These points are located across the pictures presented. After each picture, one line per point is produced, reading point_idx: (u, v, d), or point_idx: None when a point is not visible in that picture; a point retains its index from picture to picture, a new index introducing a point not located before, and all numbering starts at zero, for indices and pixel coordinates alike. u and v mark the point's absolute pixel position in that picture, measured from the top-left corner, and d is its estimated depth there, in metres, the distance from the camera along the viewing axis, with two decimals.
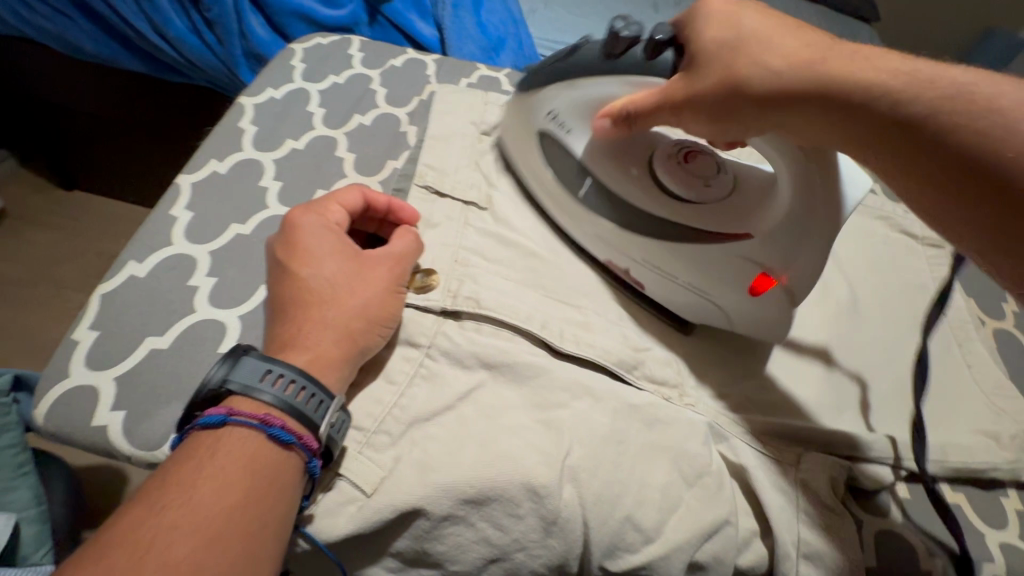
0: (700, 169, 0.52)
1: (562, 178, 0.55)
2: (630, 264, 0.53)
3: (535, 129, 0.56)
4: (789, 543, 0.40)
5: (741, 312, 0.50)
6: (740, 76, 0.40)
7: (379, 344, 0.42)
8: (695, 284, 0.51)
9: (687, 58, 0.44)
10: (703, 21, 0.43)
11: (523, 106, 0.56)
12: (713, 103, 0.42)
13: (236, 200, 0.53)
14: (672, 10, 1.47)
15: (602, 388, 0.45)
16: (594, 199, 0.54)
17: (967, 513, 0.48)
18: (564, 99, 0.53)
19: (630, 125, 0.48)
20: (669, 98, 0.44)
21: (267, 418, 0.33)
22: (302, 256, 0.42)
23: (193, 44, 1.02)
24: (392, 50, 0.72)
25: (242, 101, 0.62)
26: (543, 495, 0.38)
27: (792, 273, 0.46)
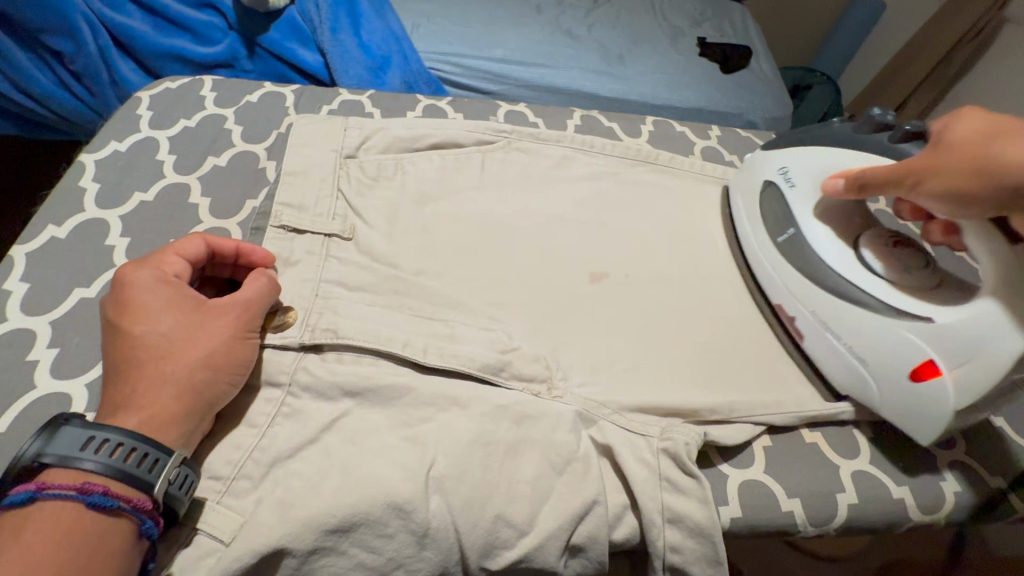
0: (907, 255, 0.54)
1: (770, 222, 0.62)
2: (800, 315, 0.56)
3: (762, 179, 0.64)
4: (654, 511, 0.43)
5: (896, 390, 0.49)
6: (1004, 156, 0.41)
7: (227, 392, 0.41)
8: (857, 351, 0.51)
9: (941, 138, 0.46)
10: (958, 119, 0.46)
11: (748, 174, 0.66)
12: (971, 175, 0.42)
13: (80, 264, 0.51)
14: (555, 9, 1.52)
15: (468, 395, 0.46)
16: (788, 251, 0.58)
17: (824, 450, 0.52)
18: (798, 158, 0.61)
19: (866, 193, 0.51)
20: (910, 170, 0.46)
21: (86, 486, 0.32)
22: (134, 313, 0.40)
23: (61, 97, 0.98)
24: (249, 87, 0.71)
25: (82, 158, 0.60)
26: (408, 510, 0.39)
27: (962, 373, 0.45)
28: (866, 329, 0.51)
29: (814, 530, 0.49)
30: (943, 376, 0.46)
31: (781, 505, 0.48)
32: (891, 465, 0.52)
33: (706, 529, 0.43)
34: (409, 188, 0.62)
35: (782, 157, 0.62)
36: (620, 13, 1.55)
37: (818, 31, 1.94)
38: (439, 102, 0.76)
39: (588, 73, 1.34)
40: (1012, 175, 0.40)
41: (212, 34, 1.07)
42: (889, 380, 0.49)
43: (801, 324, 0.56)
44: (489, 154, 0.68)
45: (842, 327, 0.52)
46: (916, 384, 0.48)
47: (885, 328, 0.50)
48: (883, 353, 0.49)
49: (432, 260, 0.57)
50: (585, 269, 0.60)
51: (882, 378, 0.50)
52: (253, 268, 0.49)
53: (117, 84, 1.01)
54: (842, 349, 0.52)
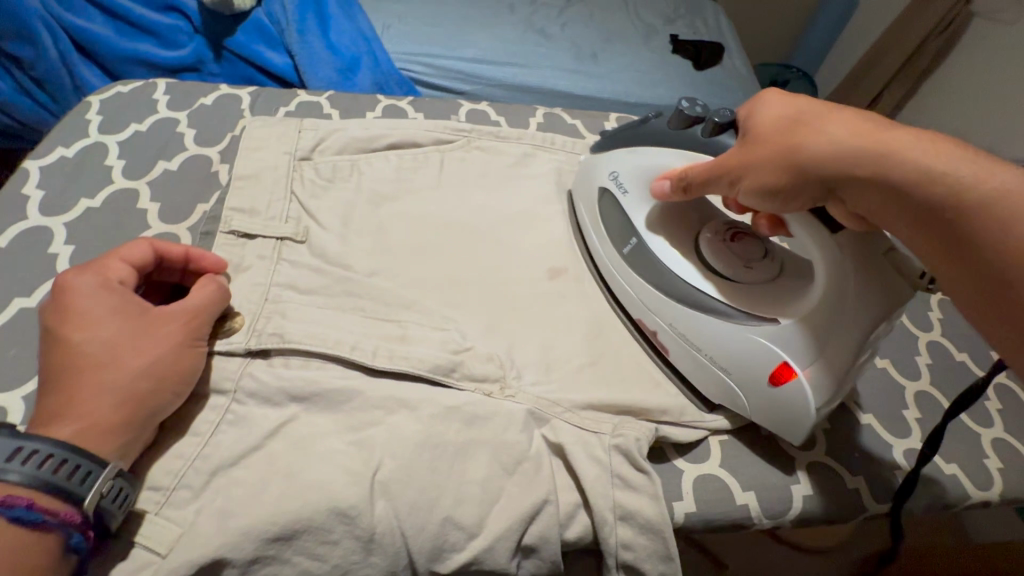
0: (742, 252, 0.54)
1: (613, 231, 0.58)
2: (660, 329, 0.53)
3: (597, 186, 0.61)
4: (605, 509, 0.43)
5: (755, 396, 0.48)
6: (799, 146, 0.41)
7: (172, 403, 0.40)
8: (718, 362, 0.50)
9: (746, 132, 0.46)
10: (762, 107, 0.46)
11: (585, 176, 0.63)
12: (776, 166, 0.42)
13: (20, 273, 0.50)
14: (527, 8, 1.52)
15: (418, 397, 0.46)
16: (636, 262, 0.56)
17: (779, 441, 0.52)
18: (626, 163, 0.58)
19: (690, 192, 0.50)
20: (726, 165, 0.46)
21: (9, 499, 0.31)
22: (75, 319, 0.39)
23: (22, 104, 0.96)
24: (203, 89, 0.70)
25: (26, 165, 0.58)
26: (353, 515, 0.39)
27: (816, 371, 0.45)
28: (718, 336, 0.50)
29: (770, 523, 0.49)
30: (800, 377, 0.45)
31: (735, 499, 0.48)
32: (847, 455, 0.52)
33: (657, 525, 0.43)
34: (365, 189, 0.62)
35: (613, 164, 0.59)
36: (593, 12, 1.55)
37: (791, 27, 1.96)
38: (399, 102, 0.75)
39: (561, 72, 1.34)
40: (815, 166, 0.41)
41: (177, 38, 1.06)
42: (755, 390, 0.48)
43: (664, 337, 0.53)
44: (448, 154, 0.67)
45: (703, 338, 0.50)
46: (777, 389, 0.47)
47: (731, 332, 0.49)
48: (739, 358, 0.48)
49: (387, 262, 0.56)
50: (544, 266, 0.60)
51: (748, 385, 0.48)
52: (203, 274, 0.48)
53: (80, 89, 0.99)
54: (708, 363, 0.50)
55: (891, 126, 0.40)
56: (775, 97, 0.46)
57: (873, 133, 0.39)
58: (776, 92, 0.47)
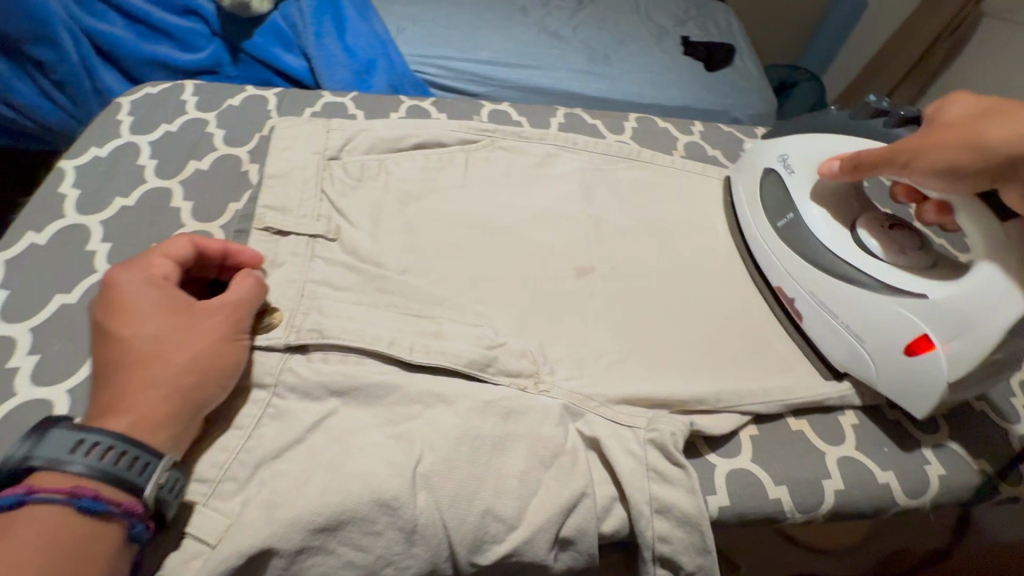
0: (897, 238, 0.56)
1: (770, 207, 0.63)
2: (799, 297, 0.58)
3: (762, 166, 0.66)
4: (642, 502, 0.43)
5: (891, 369, 0.51)
6: (990, 134, 0.44)
7: (216, 396, 0.41)
8: (852, 328, 0.54)
9: (936, 119, 0.49)
10: (946, 105, 0.49)
11: (749, 161, 0.67)
12: (959, 151, 0.45)
13: (59, 270, 0.51)
14: (539, 10, 1.53)
15: (454, 392, 0.46)
16: (790, 236, 0.60)
17: (809, 437, 0.53)
18: (798, 146, 0.63)
19: (857, 173, 0.53)
20: (899, 151, 0.49)
21: (75, 489, 0.32)
22: (123, 316, 0.40)
23: (44, 106, 0.97)
24: (230, 90, 0.71)
25: (62, 165, 0.59)
26: (396, 506, 0.39)
27: (957, 345, 0.47)
28: (860, 306, 0.53)
29: (802, 517, 0.49)
30: (937, 349, 0.48)
31: (768, 492, 0.48)
32: (876, 450, 0.53)
33: (694, 518, 0.43)
34: (394, 188, 0.62)
35: (784, 146, 0.64)
36: (604, 14, 1.56)
37: (800, 29, 1.97)
38: (422, 102, 0.76)
39: (574, 73, 1.35)
40: (1002, 147, 0.43)
41: (196, 41, 1.07)
42: (886, 360, 0.52)
43: (801, 305, 0.58)
44: (473, 153, 0.68)
45: (840, 307, 0.55)
46: (911, 358, 0.50)
47: (875, 301, 0.52)
48: (882, 327, 0.52)
49: (417, 259, 0.57)
50: (570, 263, 0.60)
51: (880, 353, 0.52)
52: (241, 268, 0.49)
53: (102, 92, 1.00)
54: (841, 329, 0.54)
55: None
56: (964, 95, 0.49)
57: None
58: (961, 94, 0.49)
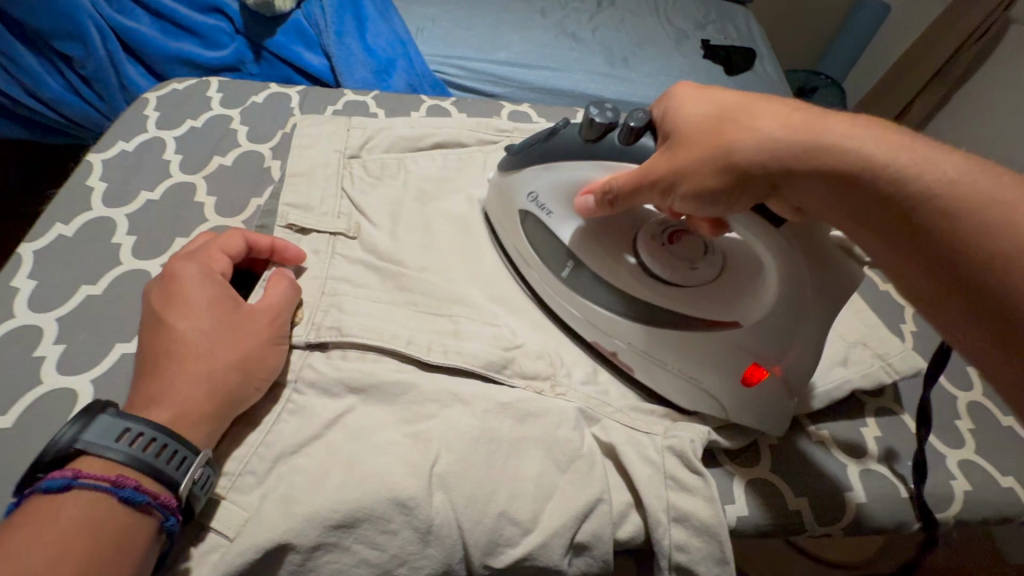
0: (681, 253, 0.50)
1: (546, 256, 0.54)
2: (618, 348, 0.51)
3: (516, 209, 0.56)
4: (659, 509, 0.43)
5: (732, 406, 0.48)
6: (729, 145, 0.38)
7: (256, 396, 0.42)
8: (686, 371, 0.48)
9: (666, 131, 0.43)
10: (679, 104, 0.42)
11: (504, 189, 0.57)
12: (704, 163, 0.39)
13: (86, 262, 0.51)
14: (559, 12, 1.53)
15: (472, 392, 0.46)
16: (576, 286, 0.52)
17: (830, 449, 0.51)
18: (546, 181, 0.53)
19: (613, 205, 0.46)
20: (645, 174, 0.42)
21: (119, 478, 0.33)
22: (178, 306, 0.41)
23: (72, 101, 0.99)
24: (254, 88, 0.72)
25: (90, 157, 0.60)
26: (412, 506, 0.39)
27: (785, 363, 0.46)
28: (685, 351, 0.48)
29: (822, 530, 0.48)
30: (769, 376, 0.46)
31: (788, 504, 0.48)
32: (899, 464, 0.52)
33: (712, 528, 0.43)
34: (413, 187, 0.62)
35: (530, 182, 0.54)
36: (624, 16, 1.56)
37: (823, 33, 1.94)
38: (442, 102, 0.76)
39: (592, 76, 1.34)
40: (754, 165, 0.37)
41: (220, 38, 1.09)
42: (726, 390, 0.47)
43: (625, 358, 0.51)
44: (492, 154, 0.68)
45: (662, 352, 0.49)
46: (748, 389, 0.47)
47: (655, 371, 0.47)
48: (706, 368, 0.47)
49: (436, 258, 0.57)
50: None
51: (714, 385, 0.48)
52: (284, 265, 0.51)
53: (127, 87, 1.01)
54: (688, 381, 0.49)
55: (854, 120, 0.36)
56: (691, 92, 0.43)
57: (816, 120, 0.36)
58: (687, 89, 0.44)
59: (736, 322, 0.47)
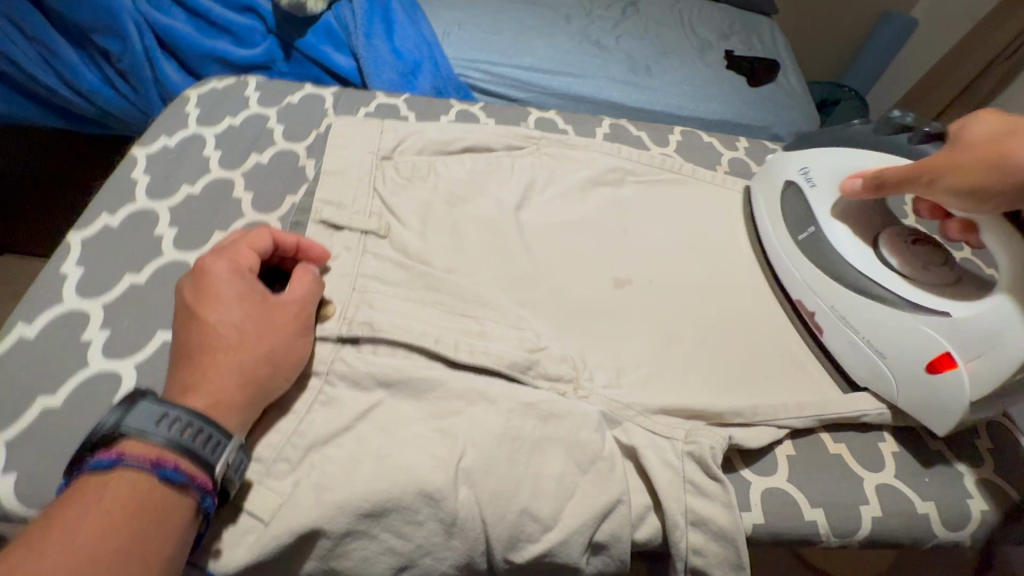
0: (926, 256, 0.56)
1: (789, 220, 0.63)
2: (819, 310, 0.58)
3: (783, 178, 0.65)
4: (677, 513, 0.44)
5: (911, 384, 0.51)
6: (1010, 155, 0.43)
7: (283, 387, 0.44)
8: (876, 345, 0.53)
9: (959, 137, 0.49)
10: (973, 122, 0.49)
11: (770, 174, 0.67)
12: (984, 169, 0.45)
13: (130, 251, 0.54)
14: (583, 19, 1.54)
15: (496, 391, 0.48)
16: (810, 250, 0.60)
17: (847, 460, 0.52)
18: (823, 160, 0.62)
19: (884, 191, 0.53)
20: (921, 173, 0.49)
21: (160, 460, 0.34)
22: (210, 300, 0.43)
23: (107, 95, 1.01)
24: (291, 88, 0.74)
25: (134, 151, 0.63)
26: (438, 499, 0.41)
27: (980, 363, 0.47)
28: (877, 321, 0.53)
29: (837, 541, 0.49)
30: (959, 368, 0.48)
31: (804, 513, 0.48)
32: (918, 480, 0.52)
33: (729, 533, 0.43)
34: (442, 189, 0.64)
35: (805, 159, 0.64)
36: (648, 25, 1.56)
37: (846, 47, 1.93)
38: (471, 107, 0.78)
39: (615, 83, 1.35)
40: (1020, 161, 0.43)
41: (251, 37, 1.11)
42: (908, 375, 0.51)
43: (821, 318, 0.58)
44: (519, 159, 0.69)
45: (860, 321, 0.54)
46: (933, 376, 0.49)
47: (902, 317, 0.52)
48: (900, 345, 0.51)
49: (463, 260, 0.58)
50: (609, 273, 0.61)
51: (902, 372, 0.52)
52: (308, 263, 0.52)
53: (160, 82, 1.02)
54: (863, 345, 0.54)
55: None
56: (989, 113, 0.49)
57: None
58: (986, 110, 0.49)
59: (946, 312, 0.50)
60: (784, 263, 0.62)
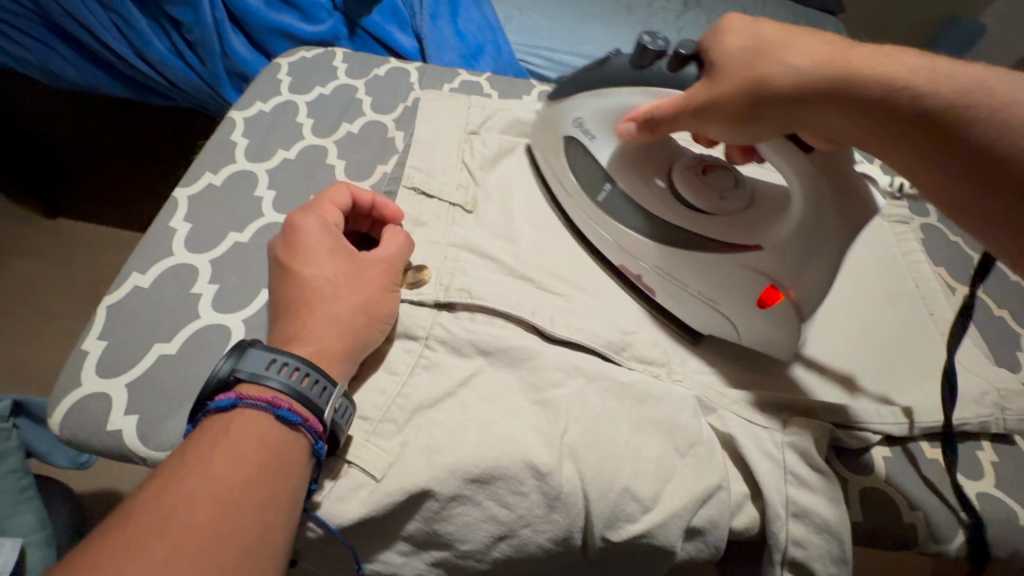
0: (717, 183, 0.54)
1: (584, 183, 0.57)
2: (642, 271, 0.54)
3: (560, 134, 0.58)
4: (779, 503, 0.43)
5: (753, 328, 0.51)
6: (767, 79, 0.40)
7: (379, 339, 0.44)
8: (705, 293, 0.51)
9: (708, 63, 0.45)
10: (722, 37, 0.44)
11: (551, 119, 0.59)
12: (745, 102, 0.42)
13: (233, 211, 0.55)
14: (645, 10, 1.51)
15: (594, 368, 0.47)
16: (611, 210, 0.55)
17: (945, 466, 0.50)
18: (593, 109, 0.55)
19: (653, 130, 0.49)
20: (688, 102, 0.45)
21: (275, 400, 0.35)
22: (303, 257, 0.44)
23: (175, 65, 1.00)
24: (375, 60, 0.74)
25: (232, 115, 0.64)
26: (545, 472, 0.41)
27: (801, 288, 0.47)
28: (703, 267, 0.52)
29: (934, 549, 0.47)
30: (784, 298, 0.48)
31: (903, 515, 0.47)
32: (1018, 492, 0.50)
33: (835, 527, 0.43)
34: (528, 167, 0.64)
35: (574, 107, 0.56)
36: (710, 19, 1.53)
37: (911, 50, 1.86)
38: (552, 88, 0.77)
39: None
40: (776, 90, 0.40)
41: (318, 14, 1.09)
42: (739, 311, 0.51)
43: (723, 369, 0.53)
44: None
45: (684, 275, 0.52)
46: (765, 310, 0.50)
47: (727, 264, 0.51)
48: (726, 283, 0.51)
49: (549, 239, 0.58)
50: None
51: (731, 310, 0.51)
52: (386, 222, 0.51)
53: (228, 55, 1.01)
54: (693, 296, 0.52)
55: (843, 51, 0.39)
56: (736, 24, 0.45)
57: (858, 56, 0.38)
58: (736, 19, 0.45)
59: (757, 246, 0.50)
60: (598, 231, 0.56)
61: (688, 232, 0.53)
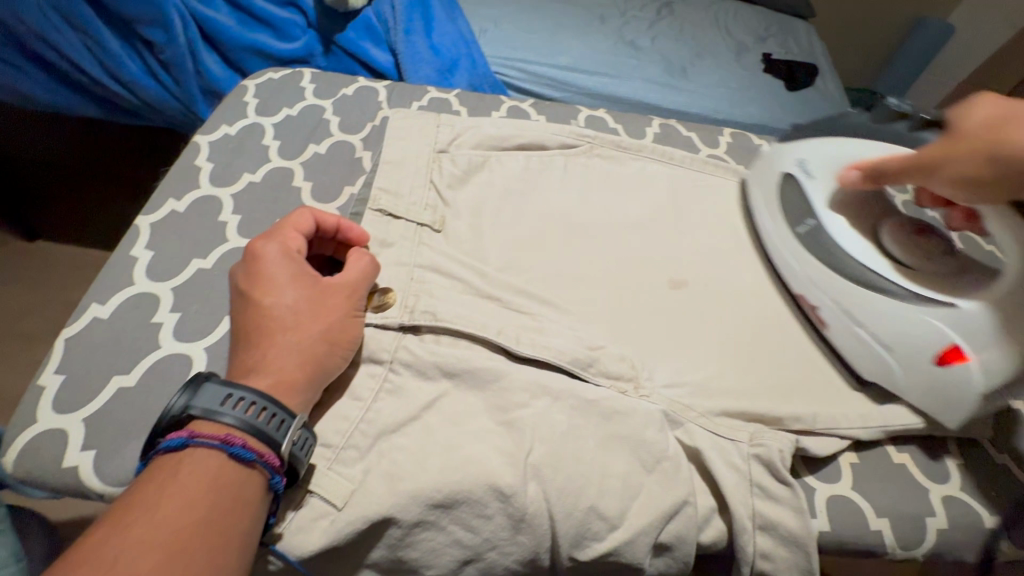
0: (930, 245, 0.56)
1: (790, 212, 0.62)
2: (821, 305, 0.56)
3: (779, 170, 0.65)
4: (745, 516, 0.43)
5: (918, 380, 0.50)
6: (1010, 144, 0.41)
7: (342, 365, 0.44)
8: (881, 337, 0.51)
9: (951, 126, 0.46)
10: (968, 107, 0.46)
11: (764, 166, 0.67)
12: (984, 163, 0.43)
13: (197, 237, 0.54)
14: (619, 20, 1.53)
15: (559, 386, 0.47)
16: (807, 241, 0.59)
17: (911, 470, 0.51)
18: (818, 154, 0.63)
19: (880, 181, 0.53)
20: (920, 159, 0.47)
21: (228, 437, 0.35)
22: (264, 285, 0.43)
23: (149, 85, 0.99)
24: (344, 80, 0.74)
25: (196, 139, 0.63)
26: (509, 494, 0.40)
27: (985, 358, 0.46)
28: (885, 316, 0.51)
29: (901, 555, 0.48)
30: (968, 361, 0.46)
31: (870, 524, 0.47)
32: (984, 495, 0.51)
33: (798, 538, 0.43)
34: (496, 184, 0.64)
35: (799, 153, 0.64)
36: (683, 27, 1.55)
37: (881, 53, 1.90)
38: (521, 103, 0.78)
39: (650, 84, 1.34)
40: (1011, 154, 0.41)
41: (292, 31, 1.09)
42: (914, 366, 0.50)
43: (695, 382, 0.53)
44: (573, 158, 0.69)
45: (864, 312, 0.53)
46: (942, 369, 0.48)
47: (897, 309, 0.51)
48: (905, 336, 0.50)
49: (517, 256, 0.58)
50: (665, 275, 0.60)
51: (903, 365, 0.50)
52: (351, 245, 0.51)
53: (201, 74, 1.01)
54: (866, 336, 0.52)
55: None
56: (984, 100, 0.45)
57: None
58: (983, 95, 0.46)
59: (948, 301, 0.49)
60: (785, 257, 0.60)
61: (898, 283, 0.53)
